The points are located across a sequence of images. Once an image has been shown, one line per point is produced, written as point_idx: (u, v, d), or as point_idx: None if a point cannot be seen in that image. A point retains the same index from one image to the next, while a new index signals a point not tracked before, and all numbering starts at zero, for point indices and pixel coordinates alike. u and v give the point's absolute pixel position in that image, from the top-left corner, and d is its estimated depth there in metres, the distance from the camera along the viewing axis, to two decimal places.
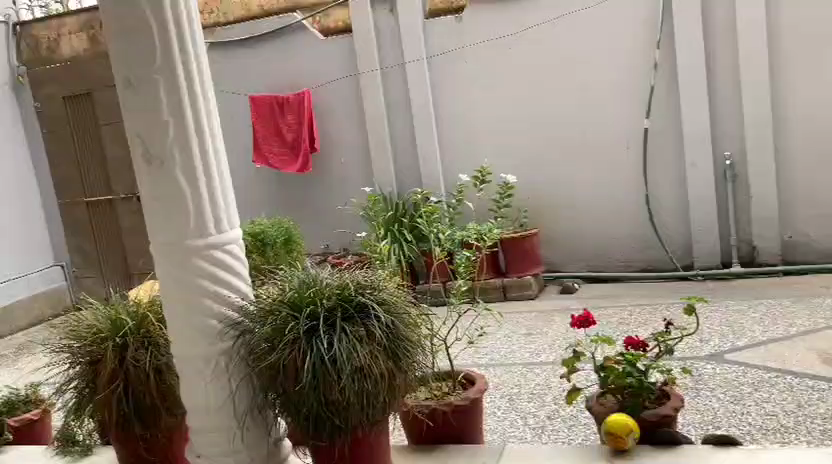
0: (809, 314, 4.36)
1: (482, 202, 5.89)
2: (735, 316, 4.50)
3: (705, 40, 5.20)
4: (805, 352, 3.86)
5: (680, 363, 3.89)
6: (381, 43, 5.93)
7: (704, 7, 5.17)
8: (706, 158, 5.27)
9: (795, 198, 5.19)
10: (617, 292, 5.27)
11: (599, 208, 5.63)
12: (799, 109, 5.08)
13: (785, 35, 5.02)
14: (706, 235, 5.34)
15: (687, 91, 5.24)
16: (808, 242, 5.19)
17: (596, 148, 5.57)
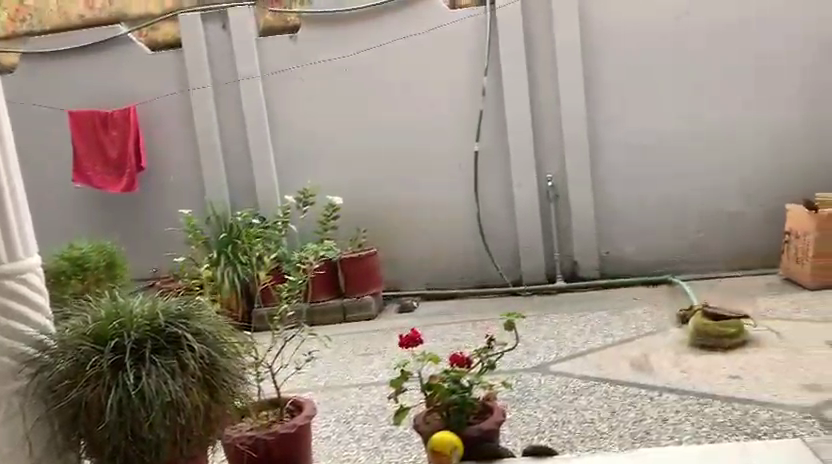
0: (624, 325, 4.69)
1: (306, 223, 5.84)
2: (558, 329, 4.75)
3: (529, 67, 5.51)
4: (619, 360, 4.15)
5: (508, 379, 4.02)
6: (214, 60, 5.77)
7: (526, 37, 5.48)
8: (531, 179, 5.57)
9: (610, 217, 5.59)
10: (452, 309, 5.41)
11: (434, 228, 5.77)
12: (612, 134, 5.50)
13: (598, 67, 5.44)
14: (534, 251, 5.62)
15: (513, 115, 5.52)
16: (622, 257, 5.60)
17: (431, 168, 5.70)
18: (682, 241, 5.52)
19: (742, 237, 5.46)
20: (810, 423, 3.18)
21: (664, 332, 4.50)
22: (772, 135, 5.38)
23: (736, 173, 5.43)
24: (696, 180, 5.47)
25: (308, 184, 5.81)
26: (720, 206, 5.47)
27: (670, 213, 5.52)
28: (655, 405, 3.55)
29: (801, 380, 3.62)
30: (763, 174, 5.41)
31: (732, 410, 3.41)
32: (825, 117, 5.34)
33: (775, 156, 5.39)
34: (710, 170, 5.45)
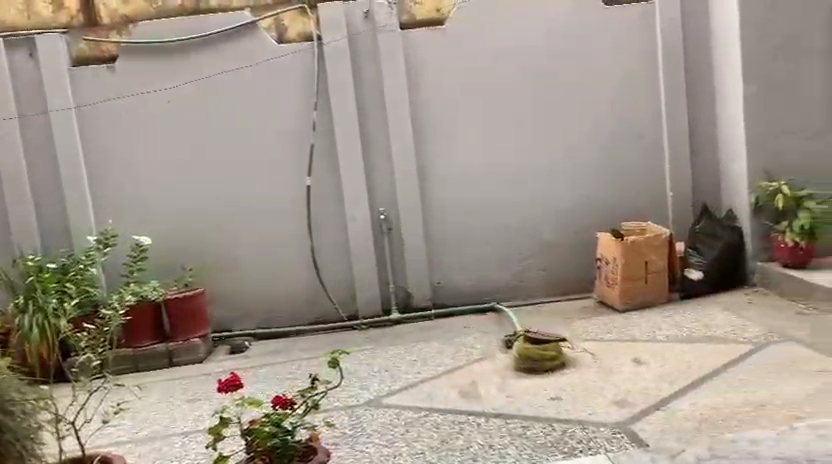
0: (454, 353, 4.82)
1: (116, 260, 5.53)
2: (391, 361, 4.79)
3: (358, 103, 5.58)
4: (449, 389, 4.24)
5: (340, 417, 3.97)
6: (20, 89, 5.37)
7: (355, 73, 5.56)
8: (363, 213, 5.61)
9: (440, 249, 5.74)
10: (286, 347, 5.30)
11: (266, 264, 5.64)
12: (441, 170, 5.67)
13: (426, 104, 5.61)
14: (368, 285, 5.65)
15: (343, 149, 5.54)
16: (453, 287, 5.76)
17: (262, 204, 5.59)
18: (507, 270, 5.77)
19: (562, 264, 5.79)
20: (619, 438, 3.40)
21: (491, 358, 4.66)
22: (585, 170, 5.71)
23: (554, 205, 5.73)
24: (519, 213, 5.72)
25: (107, 226, 5.48)
26: (540, 236, 5.75)
27: (496, 244, 5.75)
28: (482, 432, 3.64)
29: (613, 397, 3.88)
30: (580, 204, 5.74)
31: (551, 431, 3.58)
32: (629, 152, 5.71)
33: (588, 190, 5.73)
34: (531, 203, 5.72)
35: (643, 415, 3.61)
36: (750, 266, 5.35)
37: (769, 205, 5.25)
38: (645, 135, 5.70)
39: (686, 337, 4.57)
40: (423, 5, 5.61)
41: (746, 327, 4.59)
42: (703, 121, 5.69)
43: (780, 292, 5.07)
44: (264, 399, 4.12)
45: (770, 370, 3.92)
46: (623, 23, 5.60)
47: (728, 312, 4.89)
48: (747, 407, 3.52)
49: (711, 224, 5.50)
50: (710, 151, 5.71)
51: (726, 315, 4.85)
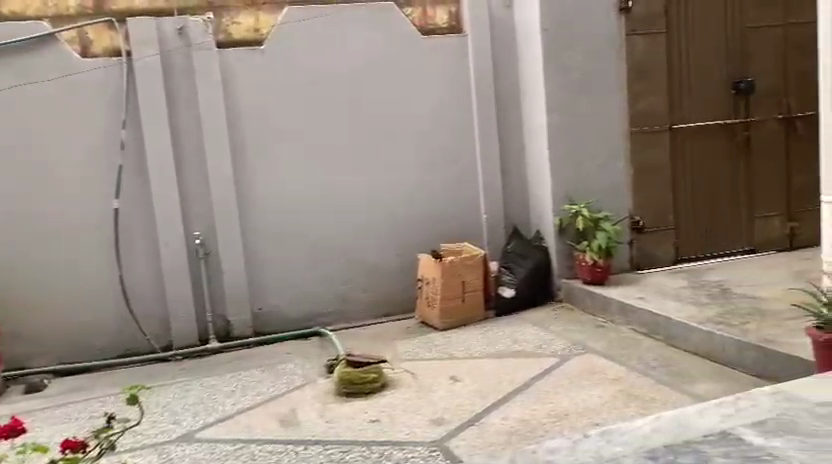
0: (275, 381, 4.70)
1: None
2: (206, 393, 4.58)
3: (171, 123, 5.34)
4: (267, 419, 4.12)
5: (148, 456, 3.72)
6: None
7: (168, 92, 5.32)
8: (177, 238, 5.35)
9: (261, 274, 5.60)
10: (89, 383, 4.92)
11: (68, 294, 5.23)
12: (260, 193, 5.55)
13: (244, 126, 5.48)
14: (183, 313, 5.39)
15: (155, 171, 5.27)
16: (274, 313, 5.64)
17: (62, 229, 5.18)
18: (330, 294, 5.75)
19: (384, 287, 5.86)
20: (435, 456, 3.47)
21: (312, 384, 4.59)
22: (404, 193, 5.84)
23: (376, 228, 5.80)
24: (341, 236, 5.73)
25: None
26: (362, 259, 5.79)
27: (317, 268, 5.70)
28: (300, 460, 3.57)
29: (430, 416, 3.95)
30: (400, 227, 5.85)
31: (370, 453, 3.57)
32: (445, 177, 5.92)
33: (407, 213, 5.86)
34: (352, 227, 5.74)
35: (458, 432, 3.71)
36: (556, 283, 5.73)
37: (572, 226, 5.67)
38: (461, 160, 5.94)
39: (500, 353, 4.77)
40: (241, 25, 5.49)
41: (553, 341, 4.89)
42: (513, 148, 6.02)
43: (583, 307, 5.45)
44: (54, 444, 3.77)
45: (572, 381, 4.18)
46: (439, 52, 5.81)
47: (537, 328, 5.18)
48: (552, 418, 3.73)
49: (520, 244, 5.80)
50: (520, 176, 6.05)
51: (536, 330, 5.14)
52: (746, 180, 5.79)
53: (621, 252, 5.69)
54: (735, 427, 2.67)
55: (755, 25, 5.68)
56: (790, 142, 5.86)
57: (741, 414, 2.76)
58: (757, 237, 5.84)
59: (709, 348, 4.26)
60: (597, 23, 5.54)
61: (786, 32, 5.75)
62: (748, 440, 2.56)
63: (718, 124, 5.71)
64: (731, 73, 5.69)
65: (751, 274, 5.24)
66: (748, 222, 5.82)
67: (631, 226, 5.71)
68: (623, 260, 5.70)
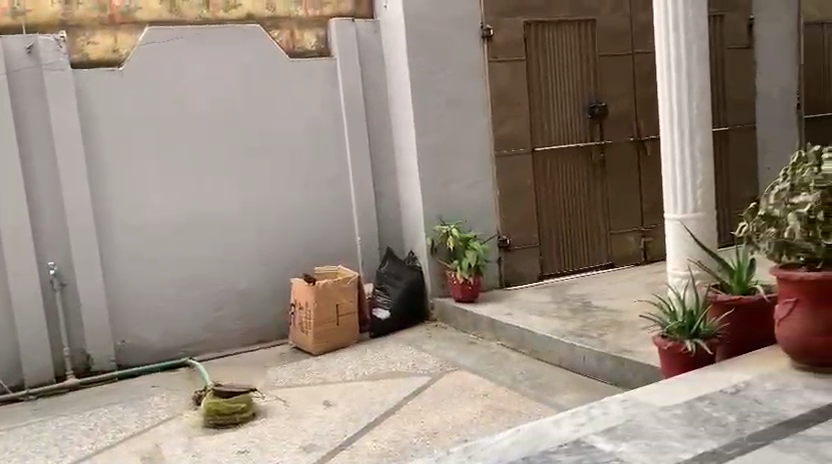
0: (139, 415, 4.48)
1: None
2: (62, 433, 4.30)
3: (21, 146, 5.02)
4: (128, 457, 3.91)
5: None
6: None
7: (17, 114, 5.01)
8: (29, 268, 5.01)
9: (123, 304, 5.34)
10: None
11: None
12: (121, 218, 5.30)
13: (103, 150, 5.24)
14: (37, 349, 5.04)
15: (3, 197, 4.93)
16: (139, 345, 5.39)
17: None
18: (199, 322, 5.56)
19: (256, 313, 5.74)
20: None
21: (179, 417, 4.41)
22: (276, 217, 5.75)
23: (246, 253, 5.67)
24: (210, 261, 5.56)
25: None
26: (232, 285, 5.64)
27: (185, 294, 5.50)
28: None
29: (302, 442, 3.89)
30: (272, 252, 5.76)
31: None
32: (317, 199, 5.89)
33: (279, 238, 5.77)
34: (221, 252, 5.59)
35: (329, 457, 3.68)
36: (430, 303, 5.82)
37: (443, 245, 5.76)
38: (333, 182, 5.93)
39: (373, 375, 4.78)
40: (97, 45, 5.29)
41: (426, 360, 4.95)
42: (385, 169, 6.07)
43: (455, 325, 5.56)
44: None
45: (442, 399, 4.25)
46: (309, 75, 5.80)
47: (410, 347, 5.24)
48: (422, 437, 3.77)
49: (394, 265, 5.79)
50: (392, 197, 6.12)
51: (409, 350, 5.19)
52: (604, 199, 6.13)
53: (490, 269, 5.90)
54: (587, 435, 2.80)
55: (607, 54, 6.05)
56: (642, 163, 6.26)
57: (593, 422, 2.91)
58: (614, 253, 6.20)
59: (571, 360, 4.45)
60: (462, 49, 5.72)
61: (635, 60, 6.16)
62: (598, 447, 2.70)
63: (576, 147, 6.02)
64: (587, 98, 6.03)
65: (609, 288, 5.53)
66: (606, 238, 6.16)
67: (499, 244, 5.91)
68: (493, 277, 5.91)
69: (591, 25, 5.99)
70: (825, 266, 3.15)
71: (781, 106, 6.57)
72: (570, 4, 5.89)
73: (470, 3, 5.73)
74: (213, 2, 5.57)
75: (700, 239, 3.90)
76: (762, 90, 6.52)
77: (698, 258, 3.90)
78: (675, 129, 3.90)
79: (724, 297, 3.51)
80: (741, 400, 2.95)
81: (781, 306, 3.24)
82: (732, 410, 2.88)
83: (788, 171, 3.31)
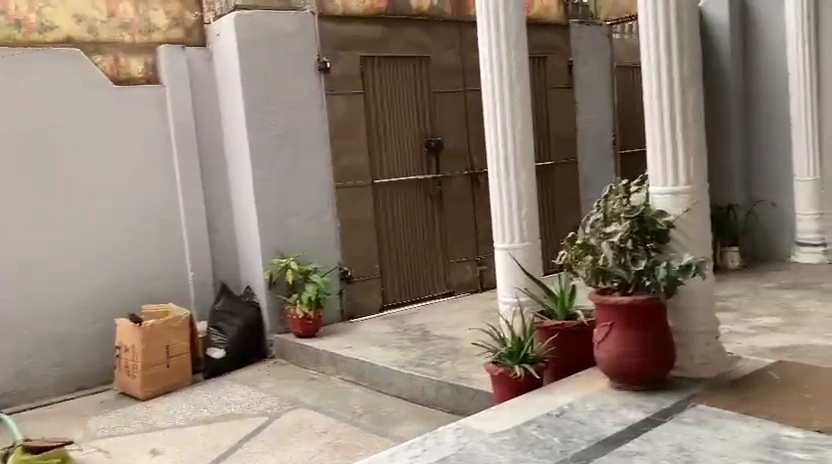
0: None
1: None
2: None
3: None
4: None
5: None
6: None
7: None
8: None
9: None
10: None
11: None
12: None
13: None
14: None
15: None
16: None
17: None
18: (8, 371, 5.03)
19: (76, 358, 5.29)
20: None
21: None
22: (98, 253, 5.36)
23: (65, 293, 5.23)
24: (22, 304, 5.07)
25: None
26: (49, 328, 5.17)
27: None
28: None
29: None
30: (95, 291, 5.35)
31: None
32: (145, 234, 5.57)
33: (103, 275, 5.39)
34: (35, 293, 5.12)
35: None
36: (268, 339, 5.64)
37: (281, 279, 5.62)
38: (163, 216, 5.64)
39: (206, 418, 4.53)
40: None
41: (264, 399, 4.78)
42: (221, 202, 5.87)
43: (295, 361, 5.43)
44: None
45: (280, 439, 4.11)
46: (137, 104, 5.52)
47: (248, 387, 5.04)
48: None
49: (229, 302, 5.61)
50: (228, 231, 5.91)
51: (246, 390, 4.99)
52: (442, 230, 6.28)
53: (331, 302, 5.82)
54: None
55: (440, 91, 6.25)
56: (475, 195, 6.49)
57: (427, 453, 2.92)
58: (453, 282, 6.36)
59: (410, 390, 4.46)
60: (299, 81, 5.68)
61: (466, 97, 6.41)
62: None
63: (413, 180, 6.14)
64: (423, 133, 6.18)
65: (448, 317, 5.64)
66: (444, 268, 6.31)
67: (341, 276, 5.86)
68: (334, 310, 5.83)
69: (425, 62, 6.17)
70: (636, 288, 3.39)
71: (598, 143, 7.10)
72: (403, 42, 6.05)
73: (306, 36, 5.71)
74: (26, 23, 5.15)
75: (527, 268, 4.07)
76: (582, 127, 7.01)
77: (525, 285, 4.06)
78: (501, 162, 4.07)
79: (550, 323, 3.70)
80: (565, 422, 3.09)
81: (599, 330, 3.44)
82: (558, 432, 3.00)
83: (601, 203, 3.56)
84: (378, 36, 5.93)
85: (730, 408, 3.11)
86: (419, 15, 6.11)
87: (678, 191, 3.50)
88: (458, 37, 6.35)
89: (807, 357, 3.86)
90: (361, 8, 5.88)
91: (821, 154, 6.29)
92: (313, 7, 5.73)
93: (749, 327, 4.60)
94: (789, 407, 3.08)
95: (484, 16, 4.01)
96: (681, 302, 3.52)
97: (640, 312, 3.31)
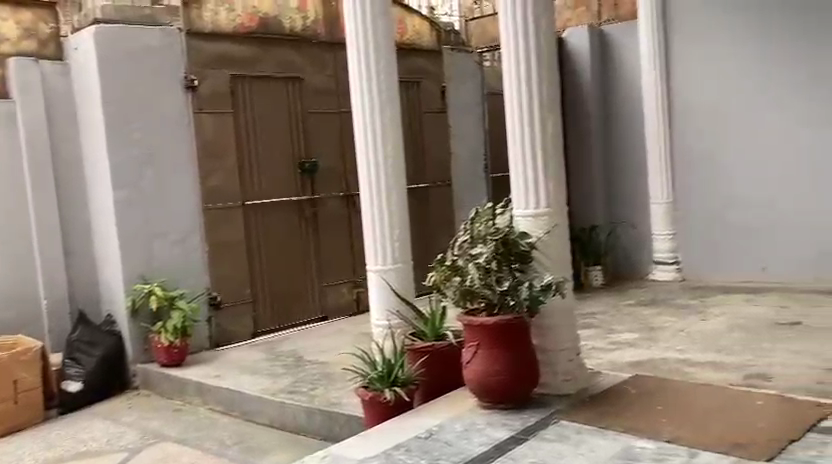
0: None
1: None
2: None
3: None
4: None
5: None
6: None
7: None
8: None
9: None
10: None
11: None
12: None
13: None
14: None
15: None
16: None
17: None
18: None
19: None
20: None
21: None
22: None
23: None
24: None
25: None
26: None
27: None
28: None
29: None
30: None
31: None
32: None
33: None
34: None
35: None
36: (130, 370, 5.34)
37: (144, 307, 5.35)
38: (11, 240, 5.24)
39: (59, 457, 4.21)
40: None
41: (124, 434, 4.50)
42: (78, 225, 5.53)
43: (160, 392, 5.16)
44: None
45: None
46: None
47: (107, 421, 4.73)
48: None
49: (88, 331, 5.28)
50: (87, 256, 5.56)
51: (104, 424, 4.68)
52: (316, 253, 6.20)
53: (199, 329, 5.60)
54: None
55: (314, 112, 6.20)
56: (352, 217, 6.46)
57: None
58: (328, 306, 6.29)
59: (280, 418, 4.34)
60: (165, 98, 5.46)
61: (341, 119, 6.40)
62: None
63: (287, 202, 6.04)
64: (297, 154, 6.10)
65: (322, 341, 5.56)
66: (319, 292, 6.23)
67: (209, 302, 5.65)
68: (202, 338, 5.62)
69: (299, 83, 6.11)
70: (501, 308, 3.47)
71: (471, 167, 7.28)
72: (275, 62, 5.97)
73: (173, 52, 5.51)
74: None
75: (398, 290, 4.07)
76: (456, 151, 7.16)
77: (397, 308, 4.07)
78: (372, 183, 4.07)
79: (420, 345, 3.70)
80: (433, 444, 3.09)
81: (467, 350, 3.48)
82: (425, 455, 3.00)
83: (468, 225, 3.62)
84: (249, 55, 5.82)
85: (588, 424, 3.23)
86: (291, 35, 6.05)
87: (540, 214, 3.63)
88: (332, 59, 6.34)
89: (660, 370, 4.09)
90: (231, 26, 5.76)
91: (674, 180, 6.73)
92: (181, 24, 5.55)
93: (609, 343, 4.82)
94: (643, 419, 3.24)
95: (355, 40, 4.02)
96: (544, 321, 3.63)
97: (505, 331, 3.38)
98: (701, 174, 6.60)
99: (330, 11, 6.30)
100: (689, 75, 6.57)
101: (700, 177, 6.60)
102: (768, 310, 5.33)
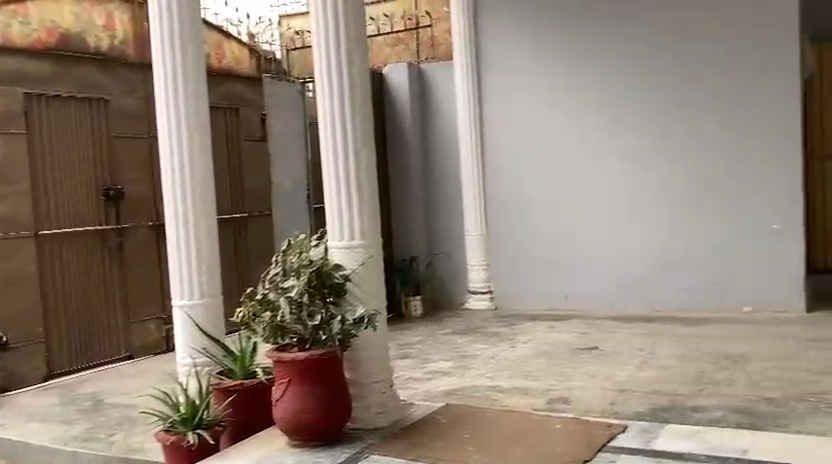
0: None
1: None
2: None
3: None
4: None
5: None
6: None
7: None
8: None
9: None
10: None
11: None
12: None
13: None
14: None
15: None
16: None
17: None
18: None
19: None
20: None
21: None
22: None
23: None
24: None
25: None
26: None
27: None
28: None
29: None
30: None
31: None
32: None
33: None
34: None
35: None
36: None
37: None
38: None
39: None
40: None
41: None
42: None
43: None
44: None
45: None
46: None
47: None
48: None
49: None
50: None
51: None
52: (120, 287, 5.80)
53: None
54: None
55: (120, 137, 5.83)
56: (161, 249, 6.11)
57: None
58: (133, 343, 5.90)
59: None
60: None
61: (151, 144, 6.07)
62: None
63: (89, 231, 5.60)
64: (99, 182, 5.69)
65: (126, 382, 5.17)
66: (123, 328, 5.82)
67: None
68: None
69: (104, 105, 5.73)
70: (313, 343, 3.41)
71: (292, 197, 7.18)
72: (78, 81, 5.56)
73: None
74: None
75: (205, 326, 3.88)
76: (276, 181, 7.02)
77: (203, 346, 3.87)
78: (177, 214, 3.87)
79: (228, 384, 3.55)
80: None
81: (278, 387, 3.38)
82: None
83: (280, 257, 3.54)
84: (46, 73, 5.37)
85: (398, 456, 3.24)
86: (95, 54, 5.67)
87: (354, 245, 3.64)
88: (143, 82, 6.01)
89: (471, 398, 4.22)
90: (26, 41, 5.27)
91: (485, 213, 7.05)
92: None
93: (425, 372, 4.91)
94: (451, 448, 3.30)
95: (161, 63, 3.84)
96: (357, 354, 3.62)
97: (316, 365, 3.32)
98: (510, 207, 6.99)
99: (140, 32, 5.99)
100: (499, 114, 6.96)
101: (509, 210, 6.99)
102: (570, 336, 5.69)
